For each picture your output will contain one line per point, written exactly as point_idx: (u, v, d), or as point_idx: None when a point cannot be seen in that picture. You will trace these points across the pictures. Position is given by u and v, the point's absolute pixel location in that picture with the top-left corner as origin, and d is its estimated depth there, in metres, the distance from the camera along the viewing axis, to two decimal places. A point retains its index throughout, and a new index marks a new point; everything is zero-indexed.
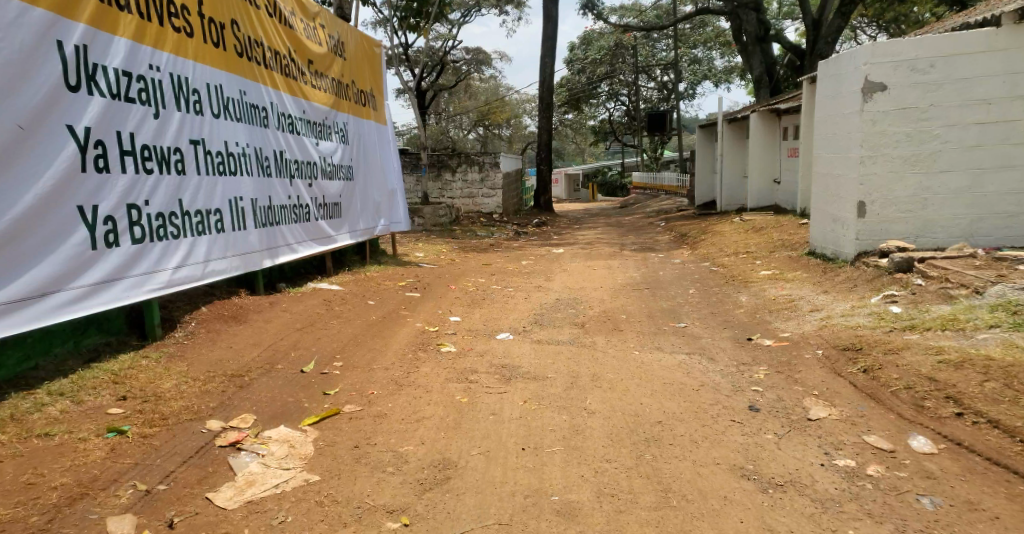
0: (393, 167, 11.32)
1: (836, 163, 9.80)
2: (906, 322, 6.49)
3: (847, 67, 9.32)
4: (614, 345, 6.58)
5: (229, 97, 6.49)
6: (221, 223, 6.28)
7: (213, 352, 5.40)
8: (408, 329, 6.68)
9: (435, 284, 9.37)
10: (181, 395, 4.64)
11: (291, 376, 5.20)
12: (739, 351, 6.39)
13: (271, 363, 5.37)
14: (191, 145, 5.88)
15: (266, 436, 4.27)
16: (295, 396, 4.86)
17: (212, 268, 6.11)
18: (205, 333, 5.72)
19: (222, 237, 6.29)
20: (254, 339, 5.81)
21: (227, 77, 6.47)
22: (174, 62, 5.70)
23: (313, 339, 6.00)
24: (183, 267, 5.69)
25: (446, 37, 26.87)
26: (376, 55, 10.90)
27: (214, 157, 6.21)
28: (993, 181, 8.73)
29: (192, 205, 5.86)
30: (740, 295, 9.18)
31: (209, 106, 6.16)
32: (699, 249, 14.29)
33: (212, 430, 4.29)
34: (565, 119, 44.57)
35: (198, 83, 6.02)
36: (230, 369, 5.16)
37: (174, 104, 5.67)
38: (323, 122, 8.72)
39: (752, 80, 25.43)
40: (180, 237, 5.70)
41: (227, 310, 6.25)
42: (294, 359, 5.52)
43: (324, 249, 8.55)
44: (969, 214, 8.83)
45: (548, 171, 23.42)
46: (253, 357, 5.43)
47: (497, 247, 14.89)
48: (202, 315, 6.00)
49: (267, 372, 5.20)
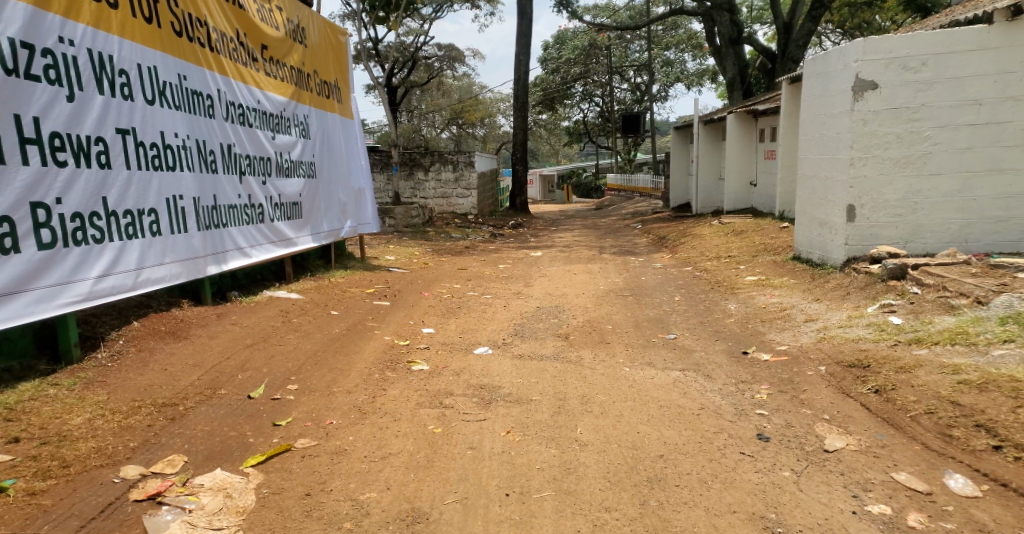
0: (360, 165, 10.74)
1: (823, 165, 9.42)
2: (910, 334, 5.98)
3: (836, 64, 8.94)
4: (602, 361, 6.08)
5: (165, 81, 5.89)
6: (156, 225, 5.68)
7: (142, 377, 4.77)
8: (376, 344, 6.10)
9: (406, 292, 8.77)
10: (93, 433, 4.02)
11: (236, 403, 4.60)
12: (736, 367, 5.94)
13: (212, 388, 4.76)
14: (117, 134, 5.28)
15: (197, 485, 3.67)
16: (237, 428, 4.26)
17: (145, 277, 5.52)
18: (134, 354, 5.10)
19: (158, 241, 5.70)
20: (194, 358, 5.19)
21: (162, 57, 5.87)
22: (94, 37, 5.08)
23: (265, 358, 5.37)
24: (107, 276, 5.09)
25: (417, 32, 26.19)
26: (342, 44, 10.29)
27: (146, 150, 5.60)
28: (984, 185, 8.35)
29: (119, 205, 5.26)
30: (728, 303, 8.74)
31: (140, 92, 5.56)
32: (680, 252, 13.88)
33: (127, 480, 3.69)
34: (539, 119, 44.17)
35: (126, 64, 5.41)
36: (161, 396, 4.55)
37: (95, 86, 5.07)
38: (281, 114, 8.11)
39: (726, 82, 25.20)
40: (105, 241, 5.10)
41: (163, 325, 5.63)
42: (241, 382, 4.91)
43: (282, 252, 7.94)
44: (960, 219, 8.44)
45: (523, 171, 22.92)
46: (191, 381, 4.82)
47: (472, 249, 14.33)
48: (134, 331, 5.40)
49: (205, 399, 4.59)
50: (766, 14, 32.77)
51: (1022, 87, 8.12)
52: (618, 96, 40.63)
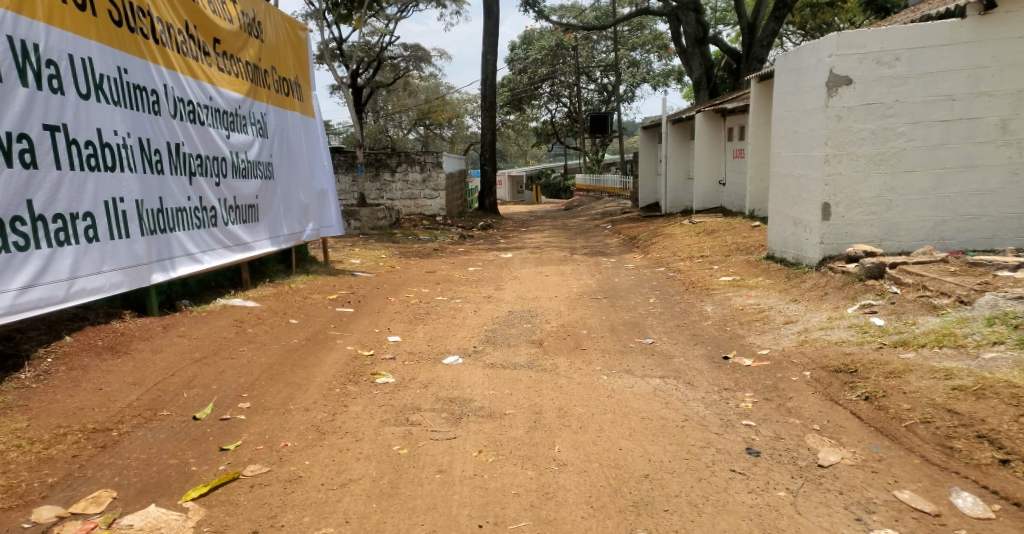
0: (323, 166, 10.35)
1: (797, 163, 9.26)
2: (894, 336, 5.82)
3: (809, 60, 8.78)
4: (578, 370, 5.79)
5: (102, 74, 5.49)
6: (92, 230, 5.29)
7: (71, 399, 4.40)
8: (338, 355, 5.73)
9: (371, 297, 8.40)
10: (4, 469, 3.66)
11: (178, 425, 4.29)
12: (718, 373, 5.70)
13: (152, 409, 4.42)
14: (45, 131, 4.89)
15: (125, 526, 3.35)
16: (178, 455, 3.97)
17: (79, 287, 5.13)
18: (65, 373, 4.70)
19: (95, 248, 5.31)
20: (134, 375, 4.83)
21: (98, 48, 5.46)
22: (16, 23, 4.68)
23: (215, 374, 5.00)
24: (32, 288, 4.70)
25: (383, 32, 25.75)
26: (302, 40, 9.88)
27: (79, 149, 5.21)
28: (956, 182, 8.20)
29: (48, 210, 4.88)
30: (705, 304, 8.52)
31: (72, 85, 5.16)
32: (653, 253, 13.69)
33: (39, 524, 3.34)
34: (507, 120, 43.92)
35: (55, 54, 5.01)
36: (93, 420, 4.20)
37: (18, 78, 4.68)
38: (235, 111, 7.71)
39: (692, 82, 25.18)
40: (29, 249, 4.71)
41: (102, 339, 5.22)
42: (186, 401, 4.57)
43: (237, 257, 7.54)
44: (933, 216, 8.30)
45: (492, 172, 22.63)
46: (128, 401, 4.47)
47: (441, 252, 14.00)
48: (67, 347, 4.98)
49: (143, 422, 4.27)
50: (730, 14, 32.86)
51: (996, 82, 7.96)
52: (585, 96, 40.48)
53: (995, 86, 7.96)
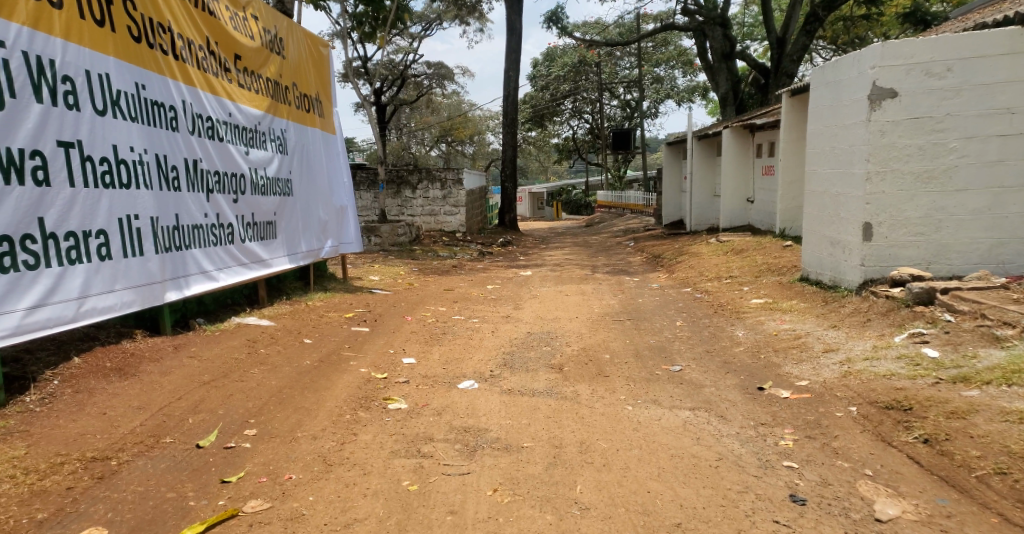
0: (343, 182, 10.07)
1: (836, 181, 8.81)
2: (952, 371, 5.38)
3: (849, 73, 8.36)
4: (601, 398, 5.39)
5: (119, 90, 5.23)
6: (105, 249, 5.02)
7: (74, 424, 4.10)
8: (350, 378, 5.39)
9: (389, 316, 8.08)
10: None
11: (181, 454, 3.96)
12: (753, 405, 5.26)
13: (155, 435, 4.11)
14: (59, 148, 4.64)
15: None
16: (176, 488, 3.63)
17: (90, 307, 4.85)
18: (71, 395, 4.41)
19: (108, 267, 5.04)
20: (140, 398, 4.52)
21: (116, 64, 5.20)
22: (31, 39, 4.46)
23: (223, 397, 4.68)
24: (41, 307, 4.44)
25: (407, 51, 25.68)
26: (324, 56, 9.65)
27: (94, 166, 4.94)
28: (1015, 202, 7.73)
29: (61, 228, 4.62)
30: (737, 329, 8.07)
31: (88, 101, 4.90)
32: (678, 272, 13.24)
33: None
34: (530, 137, 43.73)
35: (72, 69, 4.77)
36: (93, 447, 3.89)
37: (32, 94, 4.45)
38: (255, 127, 7.44)
39: (718, 98, 24.82)
40: (40, 267, 4.45)
41: (110, 361, 4.93)
42: (190, 428, 4.23)
43: (254, 274, 7.24)
44: (990, 236, 7.81)
45: (514, 188, 22.33)
46: (131, 427, 4.15)
47: (460, 269, 13.67)
48: (75, 369, 4.69)
49: (145, 450, 3.94)
50: (757, 30, 32.46)
51: None
52: (609, 113, 40.20)
53: None
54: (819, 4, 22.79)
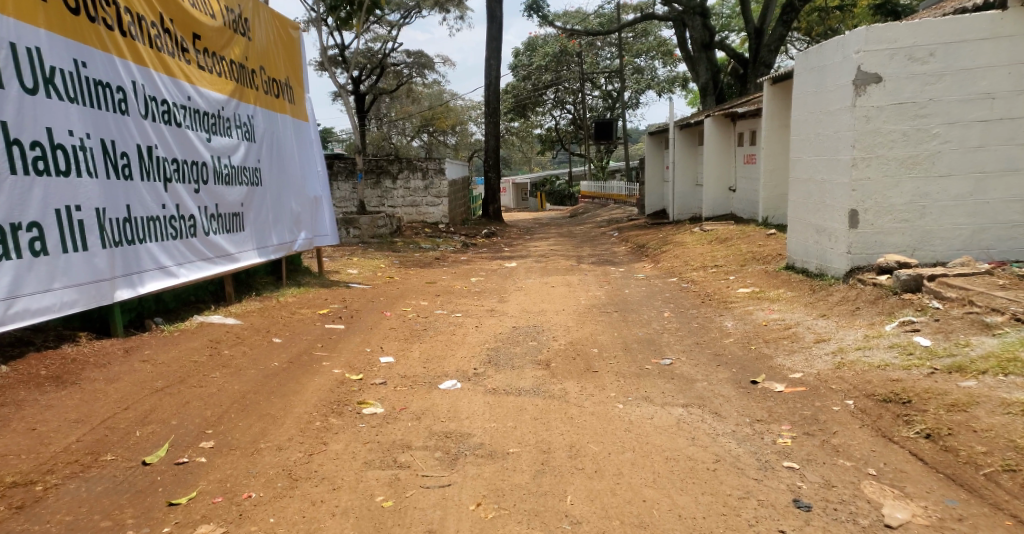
0: (316, 172, 9.78)
1: (821, 167, 8.65)
2: (947, 360, 5.19)
3: (834, 57, 8.18)
4: (590, 397, 5.19)
5: (54, 67, 4.92)
6: (39, 242, 4.73)
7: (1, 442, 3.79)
8: (322, 384, 5.11)
9: (365, 311, 7.80)
10: None
11: (121, 474, 3.68)
12: (748, 401, 5.10)
13: (93, 453, 3.82)
14: None
15: None
16: (114, 515, 3.35)
17: (20, 309, 4.56)
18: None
19: (42, 262, 4.74)
20: (78, 411, 4.22)
21: (48, 38, 4.88)
22: None
23: (176, 406, 4.39)
24: None
25: (385, 39, 25.26)
26: (294, 40, 9.35)
27: (24, 150, 4.64)
28: (996, 187, 7.59)
29: None
30: (724, 319, 7.89)
31: (15, 78, 4.60)
32: (663, 262, 13.07)
33: None
34: (511, 128, 43.43)
35: None
36: (15, 471, 3.58)
37: None
38: (218, 113, 7.15)
39: (698, 89, 24.68)
40: None
41: (47, 369, 4.62)
42: (134, 444, 3.95)
43: (219, 269, 6.96)
44: (972, 223, 7.67)
45: (496, 179, 22.06)
46: (65, 445, 3.85)
47: (442, 261, 13.41)
48: (5, 379, 4.37)
49: (79, 471, 3.65)
50: (735, 21, 32.20)
51: None
52: (590, 103, 39.96)
53: None
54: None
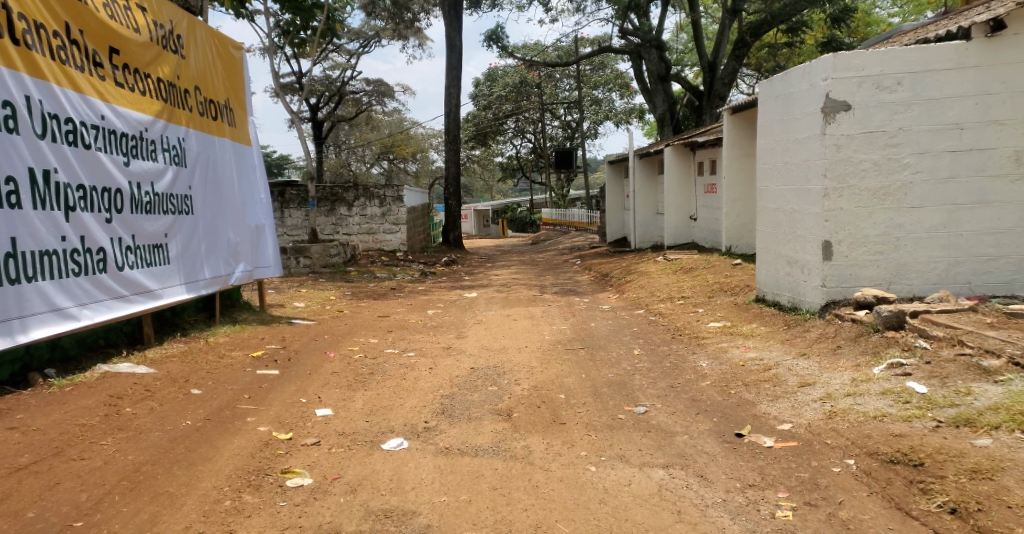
0: (259, 199, 9.02)
1: (790, 196, 8.21)
2: (950, 411, 4.68)
3: (799, 85, 7.78)
4: (557, 457, 4.52)
5: None
6: None
7: None
8: (241, 454, 4.37)
9: (305, 353, 7.02)
10: None
11: None
12: (735, 460, 4.49)
13: None
14: None
15: None
16: None
17: None
18: None
19: None
20: None
21: None
22: None
23: (34, 495, 3.75)
24: None
25: (344, 67, 24.61)
26: (235, 60, 8.66)
27: None
28: (969, 219, 7.14)
29: None
30: (698, 358, 7.31)
31: None
32: (629, 292, 12.53)
33: None
34: (471, 155, 42.98)
35: None
36: None
37: None
38: (140, 134, 6.40)
39: (656, 119, 24.50)
40: None
41: None
42: None
43: (135, 307, 6.17)
44: (946, 256, 7.21)
45: (456, 206, 21.42)
46: None
47: (398, 291, 12.67)
48: None
49: None
50: (690, 54, 32.38)
51: (1008, 109, 6.97)
52: (550, 132, 39.72)
53: (1008, 114, 6.97)
54: (746, 30, 22.40)
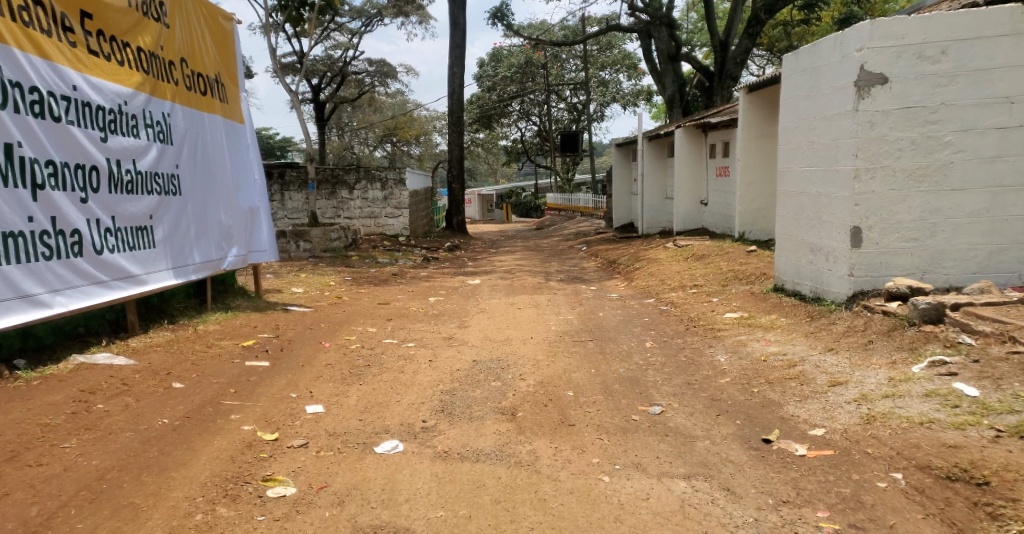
0: (252, 178, 8.55)
1: (816, 179, 7.69)
2: (1010, 419, 4.29)
3: (830, 57, 7.25)
4: (566, 465, 4.07)
5: None
6: None
7: None
8: (220, 459, 3.93)
9: (300, 343, 6.57)
10: None
11: None
12: (767, 471, 4.04)
13: None
14: None
15: None
16: None
17: None
18: None
19: None
20: None
21: None
22: None
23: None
24: None
25: (347, 46, 24.01)
26: (226, 31, 8.16)
27: None
28: (1014, 202, 6.65)
29: None
30: (716, 352, 6.83)
31: None
32: (639, 280, 12.04)
33: None
34: (476, 138, 42.36)
35: None
36: None
37: None
38: (119, 108, 5.92)
39: (665, 101, 23.88)
40: None
41: None
42: None
43: (117, 294, 5.72)
44: (987, 243, 6.71)
45: (461, 190, 20.91)
46: None
47: (400, 277, 12.21)
48: None
49: None
50: (699, 34, 31.62)
51: None
52: (556, 115, 39.07)
53: None
54: (759, 6, 21.68)
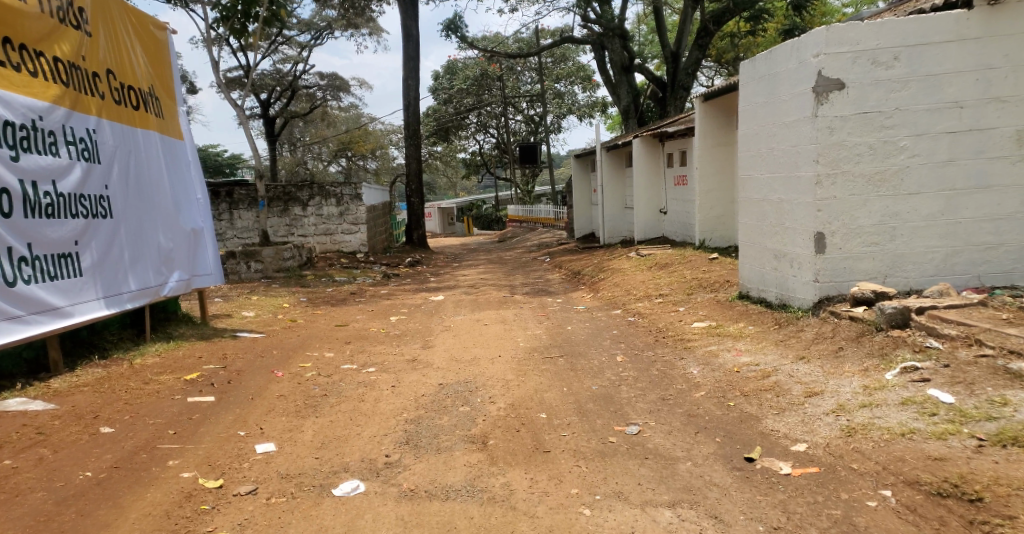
0: (195, 199, 8.16)
1: (777, 186, 7.60)
2: (990, 426, 4.17)
3: (787, 64, 7.19)
4: (544, 498, 3.86)
5: None
6: None
7: None
8: (145, 519, 3.69)
9: (252, 373, 6.21)
10: None
11: None
12: (752, 494, 3.86)
13: None
14: None
15: None
16: None
17: None
18: None
19: None
20: None
21: None
22: None
23: None
24: None
25: (296, 60, 23.60)
26: (159, 42, 7.79)
27: None
28: (967, 205, 6.58)
29: None
30: (688, 364, 6.65)
31: None
32: (603, 291, 11.87)
33: None
34: (433, 151, 42.06)
35: None
36: None
37: None
38: (33, 123, 5.55)
39: (620, 112, 23.93)
40: None
41: None
42: None
43: (35, 329, 5.34)
44: (943, 246, 6.64)
45: (419, 204, 20.59)
46: None
47: (359, 296, 11.84)
48: None
49: None
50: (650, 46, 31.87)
51: (1010, 85, 6.42)
52: (512, 127, 39.00)
53: (1009, 91, 6.42)
54: (708, 17, 21.85)
